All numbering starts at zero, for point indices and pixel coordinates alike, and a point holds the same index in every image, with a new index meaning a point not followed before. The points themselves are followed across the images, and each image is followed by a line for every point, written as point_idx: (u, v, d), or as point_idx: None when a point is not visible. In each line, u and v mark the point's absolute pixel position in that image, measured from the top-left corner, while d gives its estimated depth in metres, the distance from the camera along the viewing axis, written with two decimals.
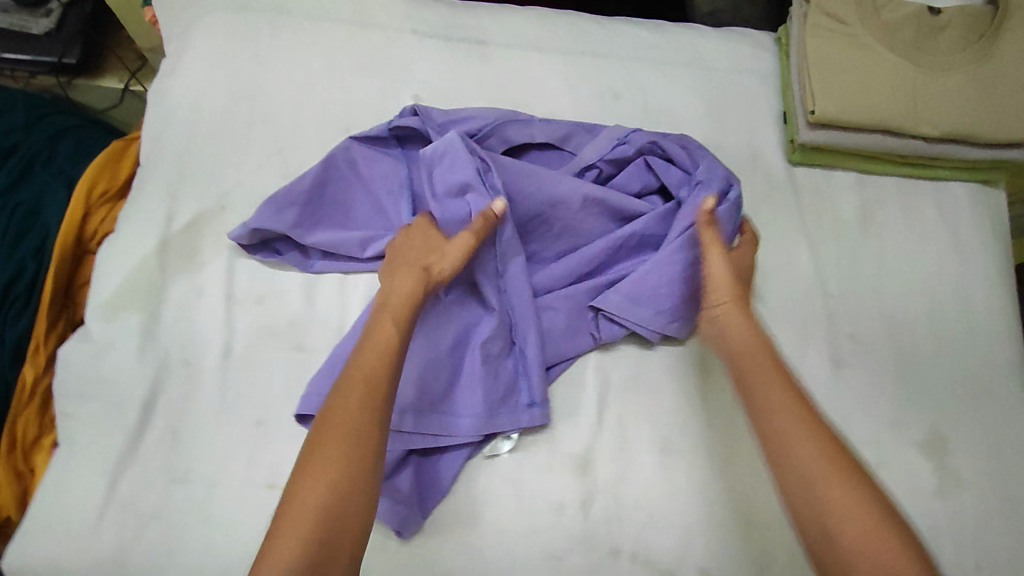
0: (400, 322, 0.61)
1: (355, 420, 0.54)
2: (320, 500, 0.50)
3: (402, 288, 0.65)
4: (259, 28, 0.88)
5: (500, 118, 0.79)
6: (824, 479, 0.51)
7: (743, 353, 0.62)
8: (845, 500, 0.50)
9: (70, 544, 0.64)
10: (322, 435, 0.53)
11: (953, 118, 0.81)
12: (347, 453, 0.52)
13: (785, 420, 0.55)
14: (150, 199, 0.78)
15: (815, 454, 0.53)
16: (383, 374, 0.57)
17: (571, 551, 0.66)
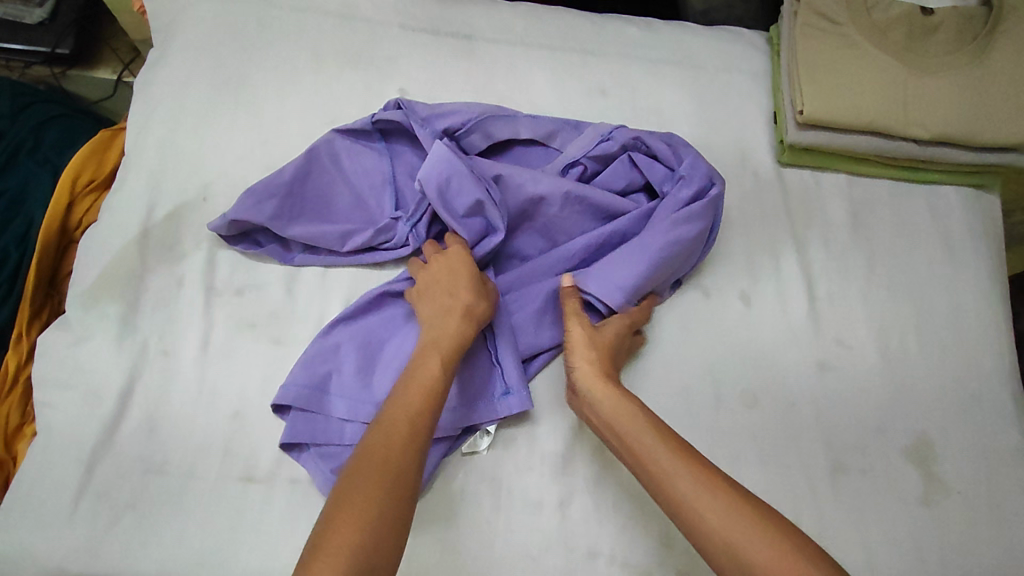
0: (445, 365, 0.61)
1: (399, 459, 0.53)
2: (358, 535, 0.48)
3: (448, 329, 0.63)
4: (246, 19, 0.88)
5: (483, 113, 0.78)
6: (718, 518, 0.50)
7: (612, 415, 0.61)
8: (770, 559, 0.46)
9: (44, 532, 0.63)
10: (362, 470, 0.52)
11: (944, 121, 0.80)
12: (389, 491, 0.51)
13: (684, 485, 0.52)
14: (133, 189, 0.78)
15: (706, 498, 0.51)
16: (426, 417, 0.57)
17: (548, 551, 0.66)
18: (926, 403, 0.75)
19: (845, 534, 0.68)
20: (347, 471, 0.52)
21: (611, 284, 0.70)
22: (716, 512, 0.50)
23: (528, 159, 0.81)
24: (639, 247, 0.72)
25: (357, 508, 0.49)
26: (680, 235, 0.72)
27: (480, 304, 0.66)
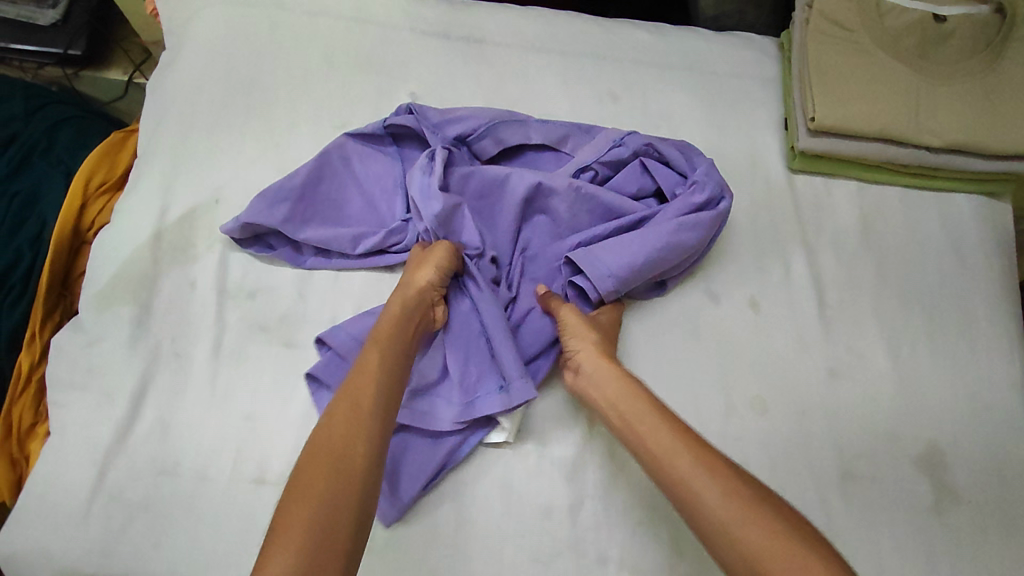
0: (387, 347, 0.63)
1: (348, 435, 0.55)
2: (311, 509, 0.50)
3: (388, 312, 0.66)
4: (258, 21, 0.88)
5: (495, 117, 0.79)
6: (716, 498, 0.51)
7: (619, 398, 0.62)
8: (765, 541, 0.47)
9: (58, 532, 0.64)
10: (313, 452, 0.54)
11: (956, 129, 0.80)
12: (339, 464, 0.53)
13: (682, 466, 0.54)
14: (145, 191, 0.78)
15: (703, 478, 0.52)
16: (376, 395, 0.58)
17: (558, 556, 0.66)
18: (937, 412, 0.75)
19: (856, 543, 0.68)
20: (300, 457, 0.54)
21: (602, 271, 0.71)
22: (715, 491, 0.51)
23: (538, 163, 0.81)
24: (643, 241, 0.72)
25: (310, 485, 0.51)
26: (685, 234, 0.73)
27: (426, 281, 0.69)
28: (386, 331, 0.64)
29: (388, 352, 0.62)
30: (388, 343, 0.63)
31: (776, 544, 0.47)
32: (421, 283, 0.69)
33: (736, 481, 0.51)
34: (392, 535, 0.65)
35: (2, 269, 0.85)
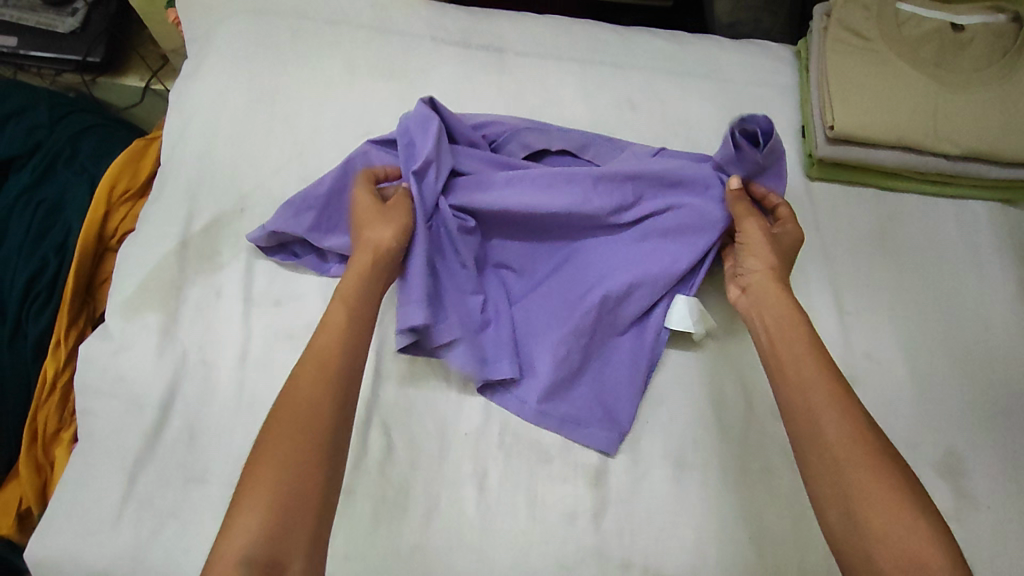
0: (353, 305, 0.64)
1: (312, 395, 0.57)
2: (280, 468, 0.52)
3: (351, 272, 0.67)
4: (281, 30, 0.89)
5: (519, 125, 0.81)
6: (842, 446, 0.54)
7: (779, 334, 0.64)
8: (864, 479, 0.52)
9: (90, 539, 0.65)
10: (284, 409, 0.56)
11: (973, 137, 0.81)
12: (307, 424, 0.55)
13: (817, 395, 0.57)
14: (171, 200, 0.79)
15: (837, 422, 0.55)
16: (343, 357, 0.60)
17: (583, 562, 0.66)
18: (956, 418, 0.76)
19: None
20: (271, 412, 0.56)
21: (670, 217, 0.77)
22: (843, 437, 0.54)
23: (560, 169, 0.82)
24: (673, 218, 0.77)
25: (280, 443, 0.53)
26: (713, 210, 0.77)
27: (381, 235, 0.69)
28: (352, 287, 0.65)
29: (355, 311, 0.64)
30: (351, 298, 0.65)
31: (886, 498, 0.51)
32: (382, 236, 0.69)
33: (862, 436, 0.54)
34: (418, 541, 0.66)
35: (28, 277, 0.86)
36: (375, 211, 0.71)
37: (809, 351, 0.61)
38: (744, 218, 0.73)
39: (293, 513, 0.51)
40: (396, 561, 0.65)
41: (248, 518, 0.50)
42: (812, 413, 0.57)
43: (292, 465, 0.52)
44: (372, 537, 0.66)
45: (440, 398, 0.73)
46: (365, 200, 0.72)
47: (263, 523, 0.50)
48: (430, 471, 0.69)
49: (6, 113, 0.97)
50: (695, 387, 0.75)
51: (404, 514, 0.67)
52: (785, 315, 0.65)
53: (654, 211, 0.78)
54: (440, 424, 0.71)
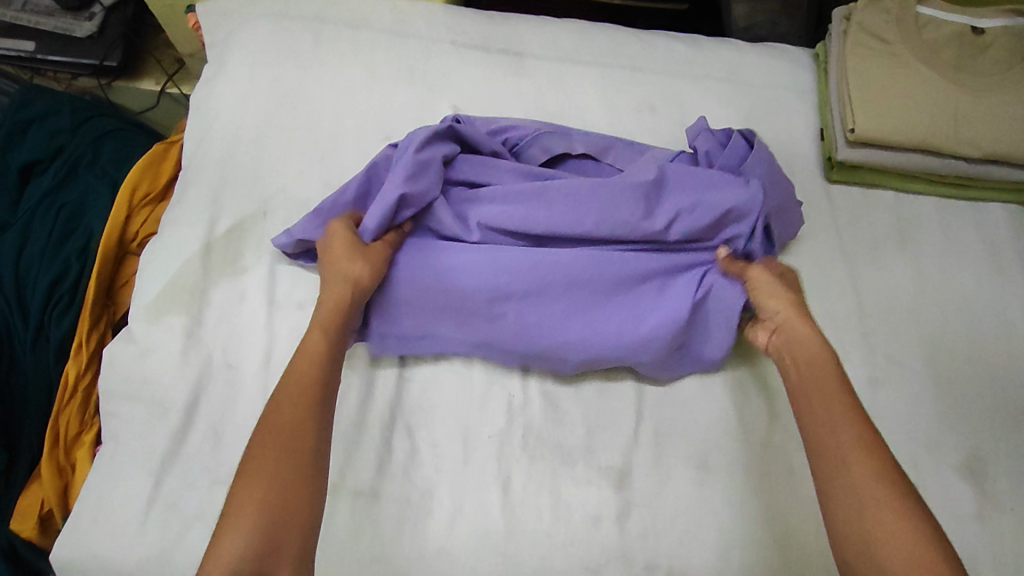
0: (328, 327, 0.64)
1: (287, 417, 0.55)
2: (264, 491, 0.51)
3: (327, 303, 0.66)
4: (302, 34, 0.90)
5: (541, 129, 0.81)
6: (866, 481, 0.53)
7: (813, 367, 0.62)
8: (892, 524, 0.50)
9: (117, 541, 0.65)
10: (258, 434, 0.55)
11: (995, 139, 0.81)
12: (285, 444, 0.54)
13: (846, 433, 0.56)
14: (194, 202, 0.80)
15: (864, 457, 0.54)
16: (320, 378, 0.59)
17: (607, 564, 0.67)
18: (977, 419, 0.76)
19: None
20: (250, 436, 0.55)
21: (695, 211, 0.74)
22: (871, 471, 0.53)
23: (580, 172, 0.82)
24: (706, 210, 0.74)
25: (256, 467, 0.52)
26: (731, 191, 0.75)
27: (363, 273, 0.68)
28: (328, 316, 0.65)
29: (331, 334, 0.64)
30: (329, 325, 0.64)
31: (904, 531, 0.49)
32: (359, 275, 0.68)
33: (888, 473, 0.53)
34: (442, 544, 0.66)
35: (50, 280, 0.86)
36: (349, 248, 0.69)
37: (843, 388, 0.59)
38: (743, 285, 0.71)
39: (279, 538, 0.49)
40: (422, 564, 0.65)
41: (229, 544, 0.48)
42: (840, 443, 0.56)
43: (272, 490, 0.51)
44: (397, 539, 0.66)
45: (463, 401, 0.73)
46: (339, 235, 0.70)
47: (245, 550, 0.48)
48: (454, 474, 0.69)
49: (28, 117, 0.98)
50: (717, 389, 0.75)
51: (428, 516, 0.67)
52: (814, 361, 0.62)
53: (683, 208, 0.74)
54: (463, 426, 0.71)
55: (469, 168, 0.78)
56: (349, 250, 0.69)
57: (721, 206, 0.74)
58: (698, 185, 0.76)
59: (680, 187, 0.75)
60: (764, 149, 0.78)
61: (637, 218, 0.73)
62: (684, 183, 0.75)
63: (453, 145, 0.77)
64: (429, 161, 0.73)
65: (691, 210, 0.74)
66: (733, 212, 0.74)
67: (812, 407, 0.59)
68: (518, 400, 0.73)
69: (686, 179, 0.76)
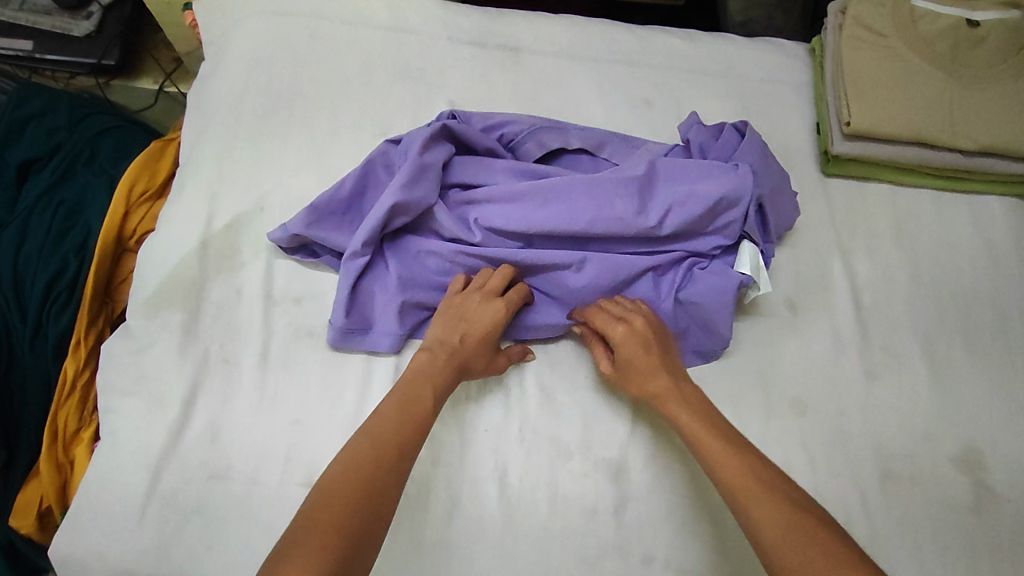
0: (438, 393, 0.64)
1: (377, 460, 0.55)
2: (342, 523, 0.50)
3: (441, 364, 0.66)
4: (297, 31, 0.90)
5: (537, 124, 0.81)
6: (768, 523, 0.51)
7: (692, 432, 0.61)
8: (799, 544, 0.49)
9: (115, 535, 0.65)
10: (347, 467, 0.54)
11: (990, 131, 0.81)
12: (373, 488, 0.53)
13: (732, 469, 0.57)
14: (191, 200, 0.80)
15: (762, 501, 0.53)
16: (411, 435, 0.59)
17: (604, 557, 0.67)
18: (975, 412, 0.76)
19: (899, 542, 0.68)
20: (330, 467, 0.55)
21: (689, 199, 0.74)
22: (771, 516, 0.52)
23: (575, 167, 0.82)
24: (696, 203, 0.74)
25: (337, 499, 0.51)
26: (724, 178, 0.75)
27: (477, 341, 0.69)
28: (442, 381, 0.65)
29: (437, 398, 0.64)
30: (439, 385, 0.65)
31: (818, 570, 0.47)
32: (473, 341, 0.68)
33: (795, 516, 0.51)
34: (440, 537, 0.66)
35: (49, 277, 0.86)
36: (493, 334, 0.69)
37: (723, 443, 0.59)
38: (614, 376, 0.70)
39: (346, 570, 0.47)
40: (419, 557, 0.65)
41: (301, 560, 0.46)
42: (736, 491, 0.55)
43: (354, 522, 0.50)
44: (394, 532, 0.66)
45: (460, 395, 0.72)
46: (495, 314, 0.70)
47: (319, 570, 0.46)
48: (450, 468, 0.69)
49: (27, 114, 0.99)
50: (716, 380, 0.75)
51: (426, 509, 0.67)
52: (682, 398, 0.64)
53: (674, 201, 0.74)
54: (460, 420, 0.71)
55: (465, 168, 0.78)
56: (465, 314, 0.70)
57: (713, 197, 0.74)
58: (692, 177, 0.76)
59: (672, 180, 0.76)
60: (755, 138, 0.78)
61: (630, 214, 0.73)
62: (678, 177, 0.76)
63: (448, 146, 0.78)
64: (422, 162, 0.74)
65: (684, 203, 0.74)
66: (726, 198, 0.74)
67: (706, 458, 0.59)
68: (515, 392, 0.73)
69: (679, 172, 0.76)
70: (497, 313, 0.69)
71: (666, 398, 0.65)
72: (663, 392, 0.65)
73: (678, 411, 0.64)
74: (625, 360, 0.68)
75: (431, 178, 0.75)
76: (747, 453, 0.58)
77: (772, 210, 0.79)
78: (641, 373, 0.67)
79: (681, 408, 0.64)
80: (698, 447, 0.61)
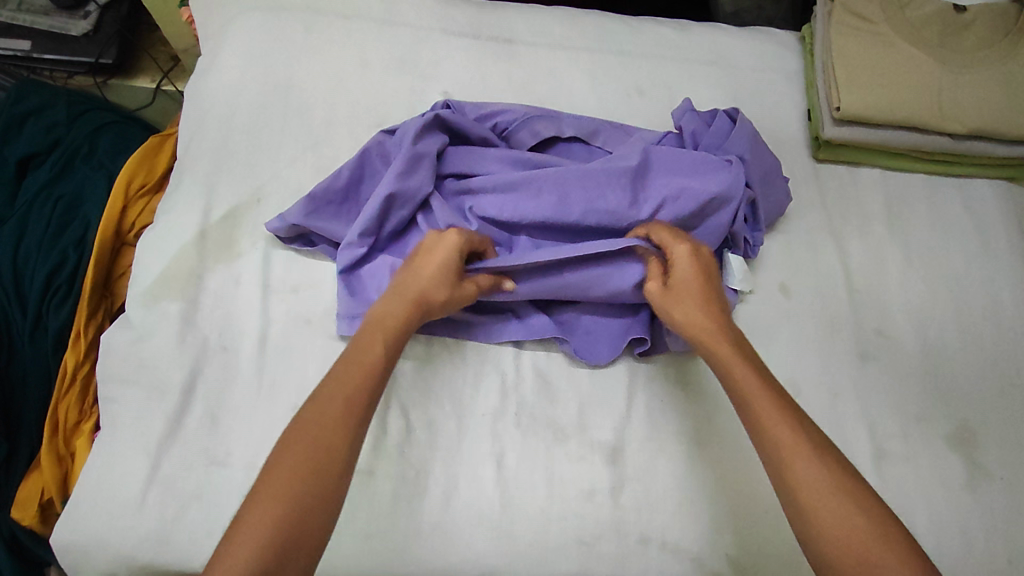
0: (388, 343, 0.61)
1: (327, 432, 0.53)
2: (288, 493, 0.50)
3: (392, 315, 0.63)
4: (293, 25, 0.91)
5: (531, 113, 0.82)
6: (818, 491, 0.52)
7: (742, 385, 0.60)
8: (845, 520, 0.50)
9: (116, 521, 0.65)
10: (293, 443, 0.52)
11: (978, 114, 0.82)
12: (318, 468, 0.51)
13: (780, 431, 0.55)
14: (189, 191, 0.81)
15: (812, 466, 0.53)
16: (361, 394, 0.57)
17: (601, 538, 0.67)
18: (966, 391, 0.76)
19: None
20: (279, 443, 0.53)
21: (684, 192, 0.74)
22: (821, 484, 0.52)
23: (569, 156, 0.83)
24: (689, 197, 0.75)
25: (282, 467, 0.51)
26: (718, 172, 0.76)
27: (432, 290, 0.66)
28: (391, 332, 0.62)
29: (387, 350, 0.61)
30: (391, 337, 0.62)
31: (862, 545, 0.48)
32: (426, 289, 0.65)
33: (849, 489, 0.51)
34: (438, 520, 0.66)
35: (49, 270, 0.87)
36: (447, 271, 0.67)
37: (773, 399, 0.58)
38: (665, 292, 0.68)
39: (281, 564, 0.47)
40: (418, 540, 0.66)
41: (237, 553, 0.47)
42: (783, 449, 0.54)
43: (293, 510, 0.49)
44: (394, 516, 0.66)
45: (457, 381, 0.73)
46: (443, 260, 0.67)
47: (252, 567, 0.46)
48: (449, 452, 0.69)
49: (26, 109, 1.00)
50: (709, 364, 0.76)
51: (425, 492, 0.67)
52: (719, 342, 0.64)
53: (667, 196, 0.74)
54: (457, 405, 0.72)
55: (459, 157, 0.79)
56: (416, 264, 0.67)
57: (706, 192, 0.74)
58: (686, 170, 0.77)
59: (666, 172, 0.76)
60: (745, 125, 0.79)
61: (623, 206, 0.74)
62: (670, 168, 0.76)
63: (442, 136, 0.78)
64: (418, 155, 0.75)
65: (678, 197, 0.75)
66: (720, 191, 0.75)
67: (750, 413, 0.58)
68: (511, 377, 0.74)
69: (673, 165, 0.77)
70: (444, 258, 0.67)
71: (710, 333, 0.64)
72: (710, 331, 0.64)
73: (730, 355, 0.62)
74: (681, 282, 0.68)
75: (426, 171, 0.75)
76: (797, 414, 0.57)
77: (763, 197, 0.79)
78: (689, 297, 0.67)
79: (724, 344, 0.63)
80: (740, 404, 0.59)
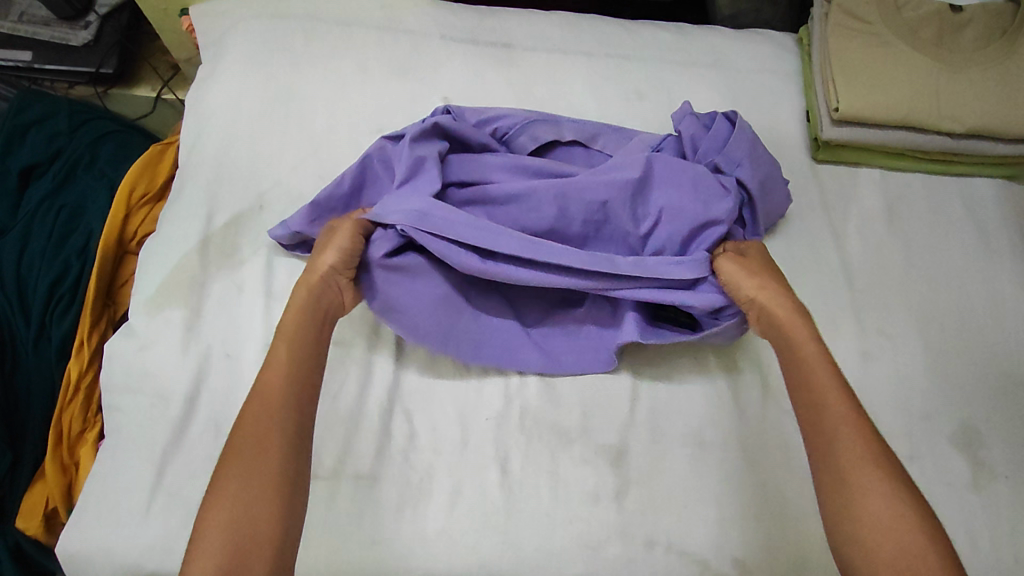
0: (296, 334, 0.63)
1: (262, 433, 0.54)
2: (237, 488, 0.51)
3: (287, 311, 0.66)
4: (293, 33, 0.91)
5: (532, 118, 0.82)
6: (860, 468, 0.53)
7: (813, 362, 0.61)
8: (885, 508, 0.51)
9: (120, 530, 0.65)
10: (231, 454, 0.53)
11: (975, 113, 0.83)
12: (260, 466, 0.53)
13: (838, 412, 0.56)
14: (191, 199, 0.81)
15: (861, 450, 0.54)
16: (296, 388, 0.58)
17: (608, 542, 0.67)
18: (970, 391, 0.76)
19: None
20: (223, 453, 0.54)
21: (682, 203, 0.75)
22: (871, 469, 0.53)
23: (570, 160, 0.83)
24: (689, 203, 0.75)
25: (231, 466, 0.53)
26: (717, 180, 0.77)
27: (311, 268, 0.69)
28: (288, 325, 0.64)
29: (296, 338, 0.62)
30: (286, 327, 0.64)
31: (898, 533, 0.50)
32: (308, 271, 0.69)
33: (881, 461, 0.53)
34: (441, 526, 0.66)
35: (52, 279, 0.88)
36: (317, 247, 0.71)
37: (834, 379, 0.59)
38: (743, 263, 0.71)
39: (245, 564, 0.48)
40: (422, 546, 0.65)
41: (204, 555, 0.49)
42: (835, 429, 0.56)
43: (237, 512, 0.50)
44: (399, 522, 0.66)
45: (460, 385, 0.73)
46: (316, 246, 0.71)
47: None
48: (453, 457, 0.69)
49: (28, 120, 1.00)
50: (711, 366, 0.76)
51: (429, 498, 0.67)
52: (786, 321, 0.66)
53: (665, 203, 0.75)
54: (461, 410, 0.72)
55: (461, 163, 0.78)
56: None
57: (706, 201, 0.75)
58: (685, 177, 0.77)
59: (667, 179, 0.76)
60: (744, 127, 0.79)
61: (622, 213, 0.74)
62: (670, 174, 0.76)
63: (442, 141, 0.78)
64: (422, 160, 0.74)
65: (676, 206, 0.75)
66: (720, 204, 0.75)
67: (812, 388, 0.59)
68: (515, 382, 0.74)
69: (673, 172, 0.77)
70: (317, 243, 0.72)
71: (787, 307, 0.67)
72: (783, 307, 0.67)
73: (801, 334, 0.64)
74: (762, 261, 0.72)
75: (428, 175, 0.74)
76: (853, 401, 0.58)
77: (762, 200, 0.80)
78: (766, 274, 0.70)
79: (785, 316, 0.66)
80: (800, 383, 0.60)
